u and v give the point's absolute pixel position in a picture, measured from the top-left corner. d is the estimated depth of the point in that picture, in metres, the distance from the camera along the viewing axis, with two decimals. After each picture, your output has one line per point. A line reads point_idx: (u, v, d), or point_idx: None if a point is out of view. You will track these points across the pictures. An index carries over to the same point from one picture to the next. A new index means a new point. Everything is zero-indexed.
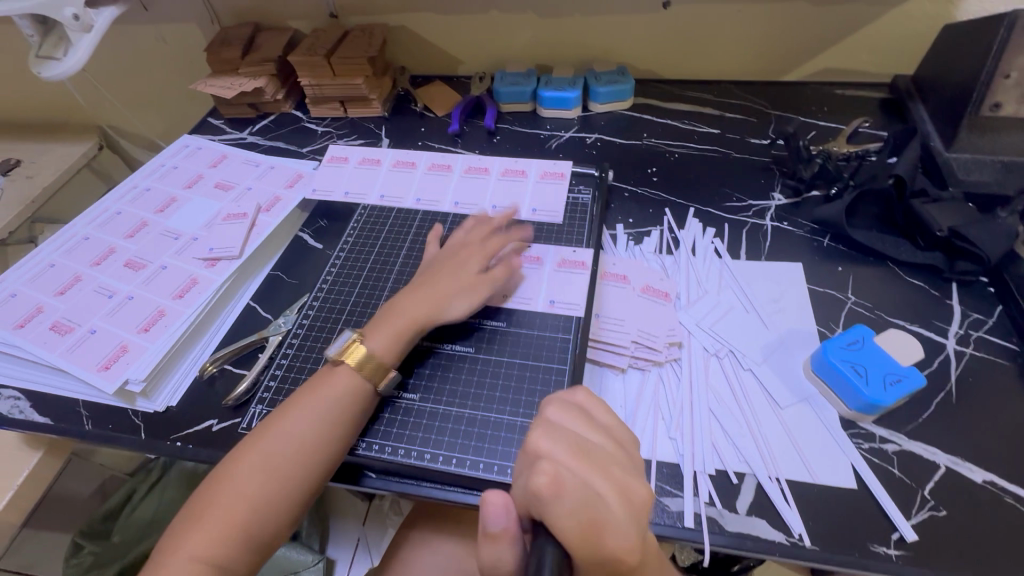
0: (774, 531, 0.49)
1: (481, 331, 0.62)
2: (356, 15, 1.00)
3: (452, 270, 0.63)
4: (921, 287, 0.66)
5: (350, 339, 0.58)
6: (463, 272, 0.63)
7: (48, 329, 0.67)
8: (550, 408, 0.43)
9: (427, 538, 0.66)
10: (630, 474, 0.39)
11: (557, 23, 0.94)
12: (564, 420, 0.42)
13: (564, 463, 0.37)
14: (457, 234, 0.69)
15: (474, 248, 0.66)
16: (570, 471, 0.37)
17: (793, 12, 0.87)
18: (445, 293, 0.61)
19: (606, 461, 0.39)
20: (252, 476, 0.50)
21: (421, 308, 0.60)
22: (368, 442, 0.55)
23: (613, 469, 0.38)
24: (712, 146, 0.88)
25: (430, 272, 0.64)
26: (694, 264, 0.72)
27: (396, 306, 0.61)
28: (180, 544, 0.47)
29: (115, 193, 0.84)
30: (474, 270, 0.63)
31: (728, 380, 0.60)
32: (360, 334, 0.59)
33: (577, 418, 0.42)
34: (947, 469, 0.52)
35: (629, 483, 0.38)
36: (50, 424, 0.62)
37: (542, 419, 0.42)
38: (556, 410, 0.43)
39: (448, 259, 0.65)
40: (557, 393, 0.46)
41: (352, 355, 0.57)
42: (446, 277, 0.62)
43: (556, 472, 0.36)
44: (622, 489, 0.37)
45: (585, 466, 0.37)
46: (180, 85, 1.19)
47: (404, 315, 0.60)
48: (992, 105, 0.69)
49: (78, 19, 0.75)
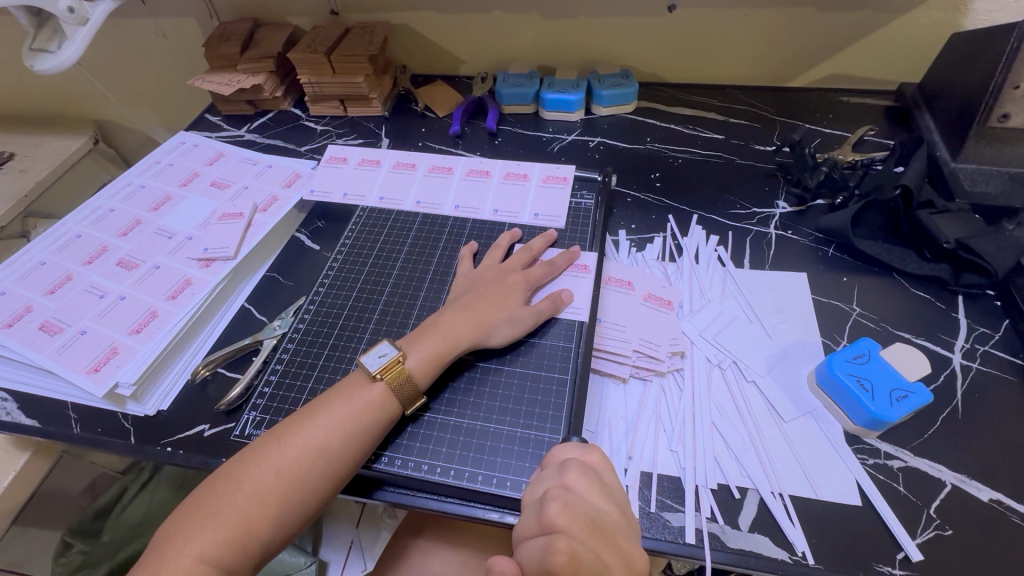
0: (778, 549, 0.48)
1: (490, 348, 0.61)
2: (357, 13, 0.98)
3: (497, 297, 0.61)
4: (927, 299, 0.65)
5: (393, 357, 0.54)
6: (511, 302, 0.61)
7: (37, 328, 0.65)
8: (569, 473, 0.44)
9: (424, 547, 0.65)
10: (632, 544, 0.41)
11: (560, 24, 0.93)
12: (581, 488, 0.43)
13: (577, 539, 0.39)
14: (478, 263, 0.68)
15: (519, 273, 0.64)
16: (585, 548, 0.38)
17: (799, 18, 0.86)
18: (489, 321, 0.59)
19: (613, 531, 0.41)
20: (252, 483, 0.48)
21: (467, 333, 0.58)
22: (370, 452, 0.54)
23: (620, 542, 0.41)
24: (716, 152, 0.87)
25: (475, 294, 0.61)
26: (697, 272, 0.71)
27: (438, 326, 0.58)
28: (174, 551, 0.45)
29: (110, 190, 0.83)
30: (519, 301, 0.62)
31: (730, 391, 0.60)
32: (403, 352, 0.55)
33: (591, 485, 0.43)
34: (953, 487, 0.51)
35: (632, 553, 0.41)
36: (37, 426, 0.61)
37: (560, 485, 0.43)
38: (574, 475, 0.44)
39: (493, 283, 0.63)
40: (574, 450, 0.48)
41: (393, 375, 0.54)
42: (493, 304, 0.60)
43: (573, 550, 0.38)
44: (625, 559, 0.40)
45: (599, 543, 0.39)
46: (176, 80, 1.17)
47: (447, 337, 0.57)
48: (999, 116, 0.68)
49: (74, 12, 0.73)
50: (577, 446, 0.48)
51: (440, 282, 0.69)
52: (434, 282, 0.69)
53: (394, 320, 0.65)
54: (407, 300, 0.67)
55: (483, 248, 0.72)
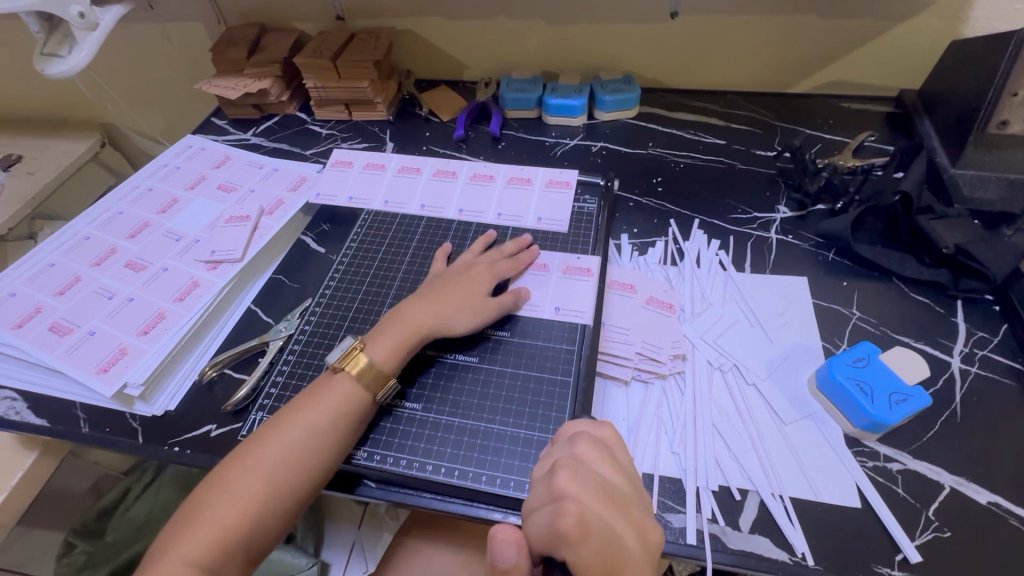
0: (778, 549, 0.49)
1: (484, 349, 0.62)
2: (363, 19, 0.99)
3: (462, 285, 0.63)
4: (926, 304, 0.66)
5: (352, 344, 0.57)
6: (472, 289, 0.62)
7: (46, 329, 0.66)
8: (579, 444, 0.44)
9: (427, 548, 0.66)
10: (645, 516, 0.41)
11: (564, 30, 0.94)
12: (590, 458, 0.43)
13: (590, 503, 0.39)
14: (465, 258, 0.69)
15: (485, 265, 0.66)
16: (595, 513, 0.38)
17: (800, 25, 0.87)
18: (451, 307, 0.61)
19: (626, 503, 0.41)
20: (230, 487, 0.49)
21: (425, 318, 0.59)
22: (369, 451, 0.55)
23: (633, 512, 0.41)
24: (718, 158, 0.87)
25: (438, 284, 0.63)
26: (699, 275, 0.71)
27: (402, 313, 0.60)
28: (162, 557, 0.46)
29: (118, 192, 0.84)
30: (484, 289, 0.63)
31: (732, 394, 0.60)
32: (361, 341, 0.58)
33: (602, 457, 0.44)
34: (952, 490, 0.52)
35: (646, 525, 0.41)
36: (47, 425, 0.62)
37: (570, 455, 0.44)
38: (585, 446, 0.44)
39: (457, 273, 0.65)
40: (585, 424, 0.49)
41: (352, 362, 0.56)
42: (455, 291, 0.62)
43: (582, 513, 0.37)
44: (638, 530, 0.40)
45: (611, 510, 0.39)
46: (183, 83, 1.18)
47: (407, 323, 0.59)
48: (999, 123, 0.68)
49: (84, 17, 0.74)
50: (588, 422, 0.49)
51: None
52: None
53: None
54: None
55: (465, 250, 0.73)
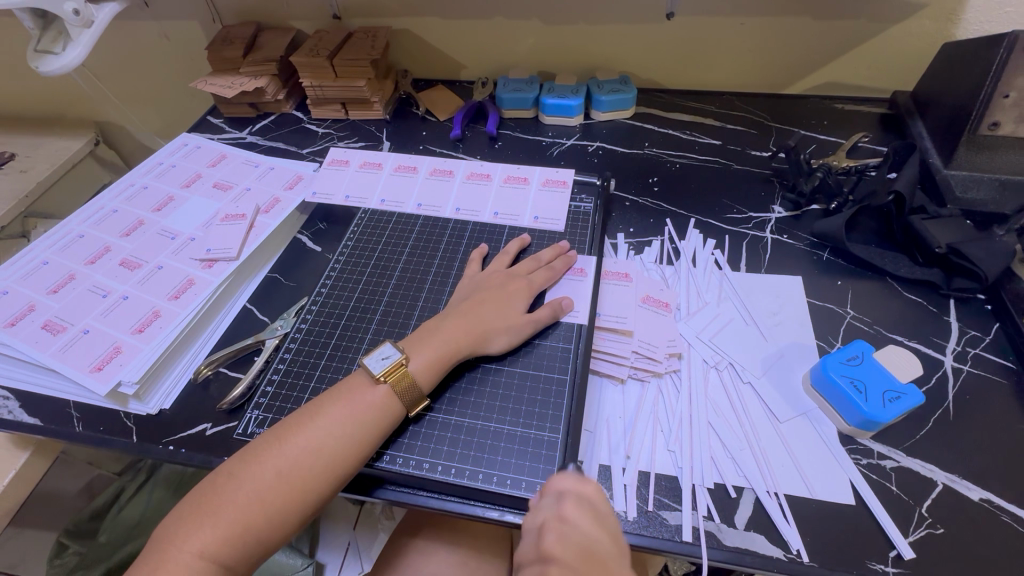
0: (772, 547, 0.49)
1: (510, 357, 0.61)
2: (360, 18, 0.99)
3: (499, 301, 0.62)
4: (919, 303, 0.67)
5: (396, 360, 0.55)
6: (512, 305, 0.62)
7: (39, 327, 0.66)
8: (564, 503, 0.45)
9: (423, 547, 0.65)
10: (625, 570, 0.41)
11: (559, 31, 0.94)
12: (574, 516, 0.44)
13: (568, 568, 0.40)
14: (495, 267, 0.68)
15: (522, 279, 0.65)
16: None
17: (794, 27, 0.87)
18: (489, 324, 0.60)
19: (606, 559, 0.41)
20: (252, 482, 0.48)
21: (464, 334, 0.58)
22: (391, 454, 0.54)
23: (612, 568, 0.41)
24: (713, 158, 0.88)
25: (477, 297, 0.62)
26: (695, 275, 0.72)
27: (439, 328, 0.59)
28: (176, 547, 0.45)
29: (112, 190, 0.83)
30: (520, 306, 0.62)
31: (727, 392, 0.61)
32: (407, 355, 0.56)
33: (586, 514, 0.44)
34: (944, 487, 0.52)
35: None
36: (39, 424, 0.61)
37: (556, 513, 0.44)
38: (570, 505, 0.45)
39: (495, 286, 0.64)
40: (568, 477, 0.48)
41: (396, 378, 0.54)
42: (492, 307, 0.61)
43: None
44: None
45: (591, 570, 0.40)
46: (178, 81, 1.18)
47: (446, 338, 0.58)
48: (990, 124, 0.69)
49: (78, 15, 0.74)
50: (573, 475, 0.48)
51: (441, 284, 0.70)
52: (436, 284, 0.70)
53: (395, 322, 0.66)
54: (409, 302, 0.68)
55: (496, 251, 0.73)
